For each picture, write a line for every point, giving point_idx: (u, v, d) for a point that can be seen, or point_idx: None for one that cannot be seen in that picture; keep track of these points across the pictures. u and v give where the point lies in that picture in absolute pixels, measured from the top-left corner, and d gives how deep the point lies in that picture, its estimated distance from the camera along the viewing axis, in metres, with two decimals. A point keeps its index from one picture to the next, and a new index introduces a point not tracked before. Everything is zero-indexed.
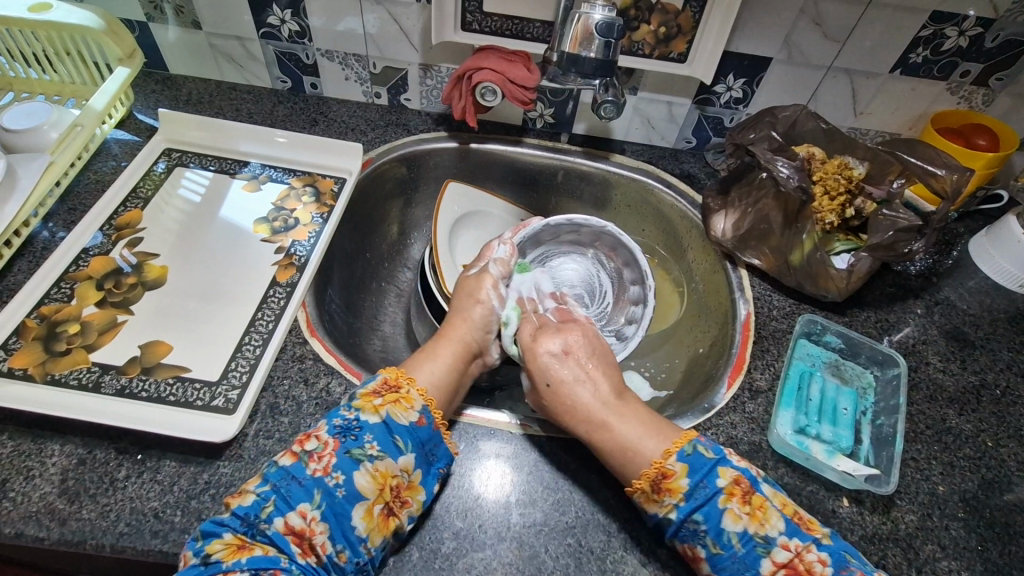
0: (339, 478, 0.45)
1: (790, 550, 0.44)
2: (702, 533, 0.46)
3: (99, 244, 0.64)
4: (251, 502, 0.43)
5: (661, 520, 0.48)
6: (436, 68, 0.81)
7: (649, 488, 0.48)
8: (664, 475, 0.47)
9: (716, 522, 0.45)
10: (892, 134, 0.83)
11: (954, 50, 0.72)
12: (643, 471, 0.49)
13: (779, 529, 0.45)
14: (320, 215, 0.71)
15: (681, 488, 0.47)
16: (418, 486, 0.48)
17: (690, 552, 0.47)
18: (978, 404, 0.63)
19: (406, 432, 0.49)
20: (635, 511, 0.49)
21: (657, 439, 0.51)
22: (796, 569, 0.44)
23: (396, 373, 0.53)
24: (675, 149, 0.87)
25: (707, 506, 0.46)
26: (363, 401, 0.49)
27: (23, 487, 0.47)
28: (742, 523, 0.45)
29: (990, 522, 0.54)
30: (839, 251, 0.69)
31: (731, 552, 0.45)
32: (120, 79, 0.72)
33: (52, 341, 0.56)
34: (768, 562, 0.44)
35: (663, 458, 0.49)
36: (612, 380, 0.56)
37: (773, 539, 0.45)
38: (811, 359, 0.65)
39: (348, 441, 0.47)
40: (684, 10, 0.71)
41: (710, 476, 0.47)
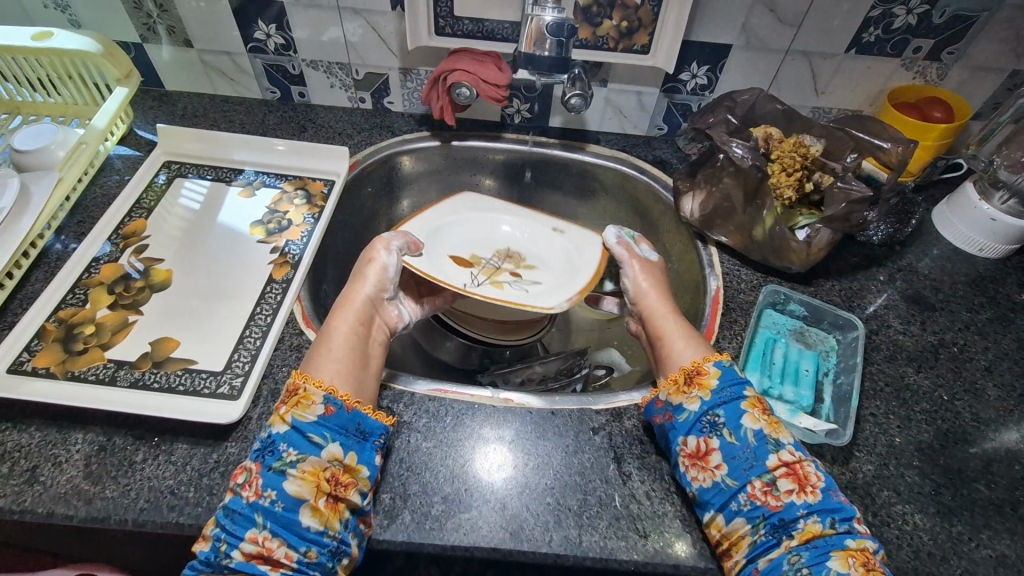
0: (273, 494, 0.46)
1: (794, 455, 0.50)
2: (720, 425, 0.52)
3: (108, 252, 0.69)
4: (207, 547, 0.45)
5: (685, 410, 0.54)
6: (415, 72, 0.85)
7: (683, 382, 0.56)
8: (700, 372, 0.56)
9: (736, 418, 0.52)
10: (855, 112, 0.86)
11: (904, 28, 0.75)
12: (683, 367, 0.57)
13: (788, 440, 0.51)
14: (311, 215, 0.76)
15: (710, 385, 0.55)
16: (355, 466, 0.49)
17: (704, 445, 0.52)
18: (937, 362, 0.67)
19: (316, 427, 0.49)
20: (660, 406, 0.56)
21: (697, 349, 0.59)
22: (795, 471, 0.49)
23: (294, 375, 0.52)
24: (648, 136, 0.92)
25: (731, 405, 0.53)
26: (270, 416, 0.49)
27: (52, 472, 0.52)
28: (759, 424, 0.52)
29: (944, 468, 0.58)
30: (800, 225, 0.73)
31: (744, 443, 0.51)
32: (119, 98, 0.76)
33: (71, 341, 0.61)
34: (774, 458, 0.50)
35: (703, 360, 0.57)
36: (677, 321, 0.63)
37: (783, 444, 0.51)
38: (777, 328, 0.69)
39: (267, 458, 0.47)
40: (643, 4, 0.74)
41: (738, 386, 0.55)
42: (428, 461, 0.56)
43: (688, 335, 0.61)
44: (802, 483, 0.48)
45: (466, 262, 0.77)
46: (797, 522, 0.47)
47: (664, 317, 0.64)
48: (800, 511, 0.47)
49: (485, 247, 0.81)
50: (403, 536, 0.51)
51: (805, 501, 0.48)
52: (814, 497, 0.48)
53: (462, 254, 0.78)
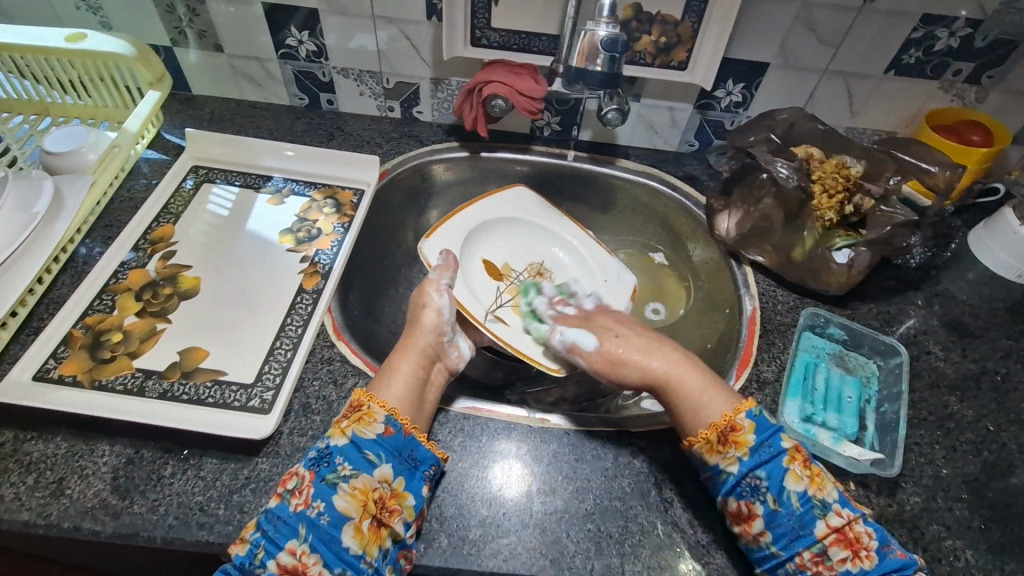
0: (321, 506, 0.47)
1: (843, 517, 0.48)
2: (763, 490, 0.49)
3: (136, 257, 0.68)
4: (245, 550, 0.45)
5: (721, 472, 0.51)
6: (447, 82, 0.84)
7: (715, 440, 0.52)
8: (734, 429, 0.52)
9: (778, 480, 0.49)
10: (889, 133, 0.86)
11: (945, 50, 0.75)
12: (715, 422, 0.52)
13: (835, 497, 0.49)
14: (340, 224, 0.75)
15: (747, 443, 0.51)
16: (404, 493, 0.49)
17: (746, 510, 0.50)
18: (979, 391, 0.66)
19: (374, 445, 0.50)
20: (694, 461, 0.53)
21: (725, 395, 0.54)
22: (846, 535, 0.48)
23: (359, 392, 0.54)
24: (678, 152, 0.91)
25: (772, 463, 0.50)
26: (332, 428, 0.51)
27: (78, 485, 0.51)
28: (802, 484, 0.49)
29: (993, 503, 0.57)
30: (840, 247, 0.70)
31: (789, 509, 0.48)
32: (151, 103, 0.76)
33: (97, 349, 0.59)
34: (824, 525, 0.48)
35: (735, 413, 0.52)
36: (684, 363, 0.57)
37: (829, 504, 0.48)
38: (816, 351, 0.68)
39: (322, 469, 0.49)
40: (683, 21, 0.74)
41: (774, 437, 0.51)
42: (464, 483, 0.54)
43: (710, 379, 0.56)
44: (855, 550, 0.47)
45: (498, 273, 0.78)
46: None
47: (667, 371, 0.57)
48: None
49: (522, 258, 0.82)
50: (439, 560, 0.50)
51: (861, 568, 0.47)
52: (869, 562, 0.47)
53: (495, 261, 0.80)
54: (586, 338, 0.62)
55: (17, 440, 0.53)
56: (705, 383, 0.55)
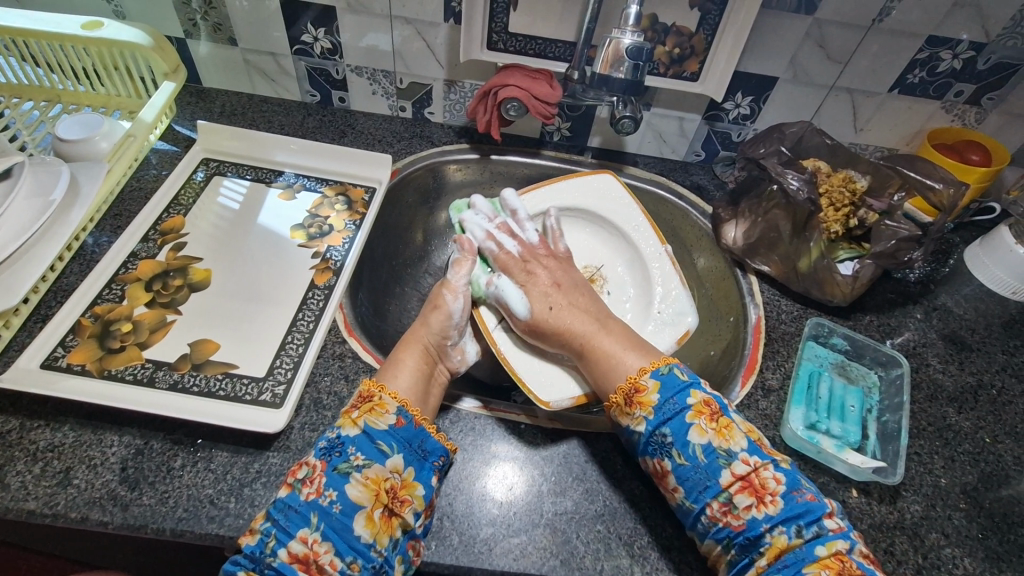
0: (333, 495, 0.47)
1: (749, 465, 0.50)
2: (669, 446, 0.51)
3: (146, 248, 0.68)
4: (256, 540, 0.45)
5: (634, 432, 0.54)
6: (460, 84, 0.85)
7: (624, 403, 0.55)
8: (638, 390, 0.55)
9: (682, 435, 0.51)
10: (891, 150, 0.88)
11: (948, 72, 0.77)
12: (621, 386, 0.56)
13: (741, 446, 0.51)
14: (352, 221, 0.75)
15: (651, 403, 0.54)
16: (413, 483, 0.50)
17: (659, 468, 0.52)
18: (976, 403, 0.67)
19: (387, 435, 0.50)
20: (617, 426, 0.56)
21: (638, 354, 0.59)
22: (752, 482, 0.49)
23: (370, 384, 0.55)
24: (685, 162, 0.92)
25: (676, 420, 0.52)
26: (343, 419, 0.51)
27: (87, 475, 0.50)
28: (707, 437, 0.51)
29: (990, 512, 0.58)
30: (843, 259, 0.73)
31: (694, 463, 0.50)
32: (166, 93, 0.76)
33: (107, 338, 0.59)
34: (728, 473, 0.49)
35: (639, 375, 0.56)
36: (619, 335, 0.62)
37: (735, 453, 0.50)
38: (819, 360, 0.69)
39: (334, 458, 0.48)
40: (698, 33, 0.75)
41: (680, 395, 0.54)
42: (475, 482, 0.55)
43: (626, 343, 0.61)
44: (759, 495, 0.48)
45: None
46: (764, 538, 0.47)
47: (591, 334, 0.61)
48: (764, 526, 0.47)
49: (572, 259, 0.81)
50: (450, 558, 0.50)
51: (767, 514, 0.48)
52: (774, 508, 0.48)
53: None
54: (516, 301, 0.62)
55: (23, 428, 0.52)
56: (622, 346, 0.60)
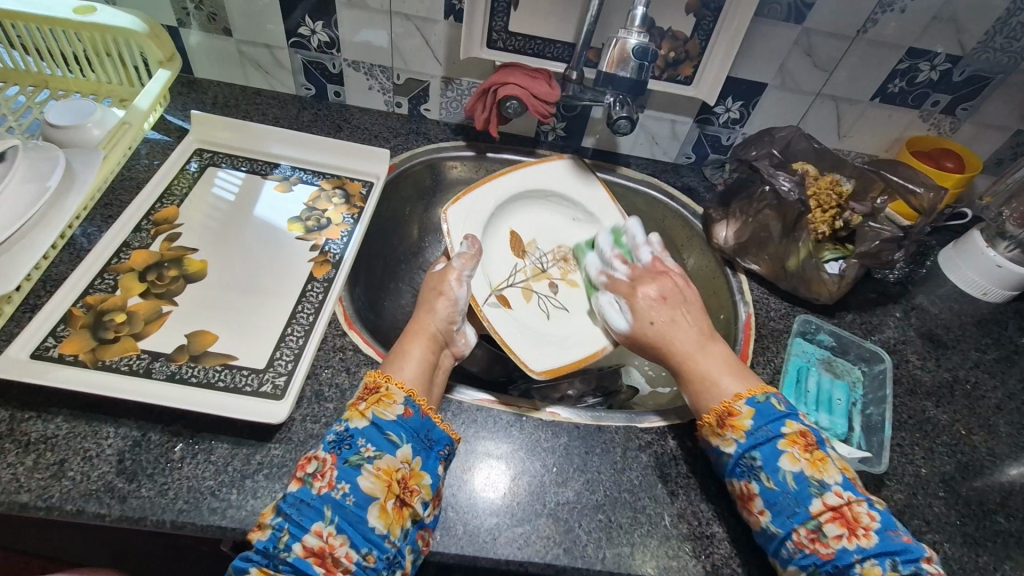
0: (346, 488, 0.47)
1: (842, 497, 0.48)
2: (759, 470, 0.51)
3: (139, 238, 0.66)
4: (269, 535, 0.45)
5: (722, 453, 0.54)
6: (458, 82, 0.85)
7: (716, 423, 0.55)
8: (731, 413, 0.54)
9: (773, 461, 0.51)
10: (871, 156, 0.91)
11: (926, 82, 0.80)
12: (714, 408, 0.55)
13: (836, 479, 0.50)
14: (350, 215, 0.75)
15: (743, 426, 0.53)
16: (422, 472, 0.50)
17: (746, 489, 0.52)
18: (952, 397, 0.71)
19: (395, 426, 0.50)
20: (709, 447, 0.56)
21: (734, 378, 0.57)
22: (844, 514, 0.48)
23: (375, 375, 0.55)
24: (676, 164, 0.94)
25: (768, 446, 0.51)
26: (350, 411, 0.51)
27: (82, 467, 0.49)
28: (800, 465, 0.50)
29: (967, 500, 0.61)
30: (830, 259, 0.75)
31: (784, 488, 0.50)
32: (162, 82, 0.74)
33: (100, 329, 0.58)
34: (819, 502, 0.48)
35: (735, 400, 0.55)
36: (716, 357, 0.60)
37: (828, 484, 0.49)
38: (806, 356, 0.72)
39: (344, 451, 0.48)
40: (692, 38, 0.77)
41: (776, 423, 0.53)
42: (478, 473, 0.55)
43: (725, 364, 0.59)
44: (851, 527, 0.47)
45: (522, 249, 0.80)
46: (853, 568, 0.46)
47: (694, 351, 0.60)
48: (854, 557, 0.46)
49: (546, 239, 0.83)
50: (455, 548, 0.50)
51: (858, 545, 0.46)
52: (868, 541, 0.46)
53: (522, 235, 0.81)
54: (618, 319, 0.67)
55: (14, 420, 0.51)
56: (721, 367, 0.59)
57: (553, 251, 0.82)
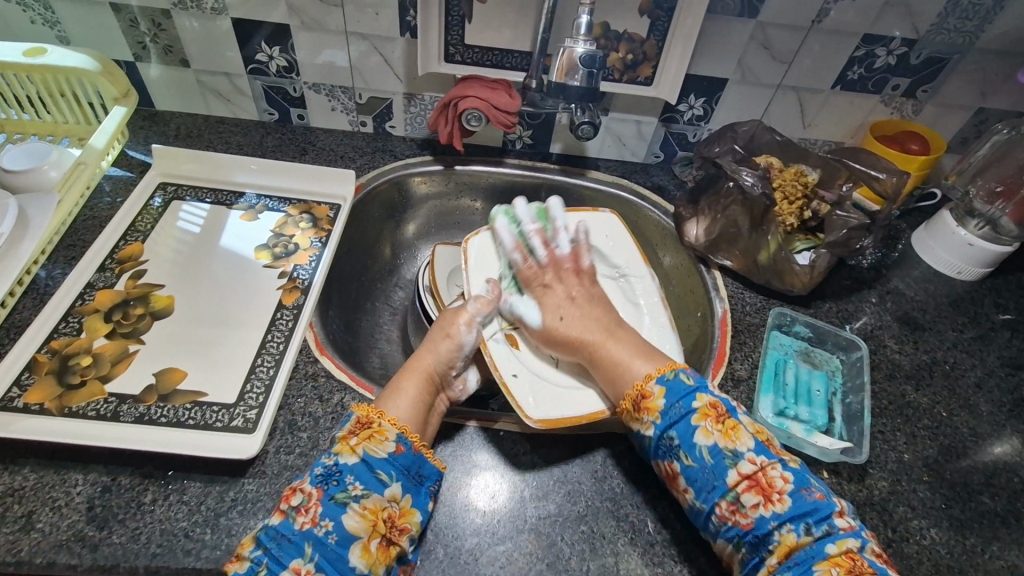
0: (329, 525, 0.46)
1: (754, 464, 0.49)
2: (676, 448, 0.52)
3: (103, 278, 0.66)
4: (245, 568, 0.44)
5: (644, 437, 0.54)
6: (420, 97, 0.85)
7: (631, 408, 0.56)
8: (645, 396, 0.55)
9: (690, 437, 0.51)
10: (838, 143, 0.92)
11: (884, 67, 0.81)
12: (629, 393, 0.56)
13: (748, 446, 0.50)
14: (318, 239, 0.75)
15: (657, 407, 0.54)
16: (411, 510, 0.49)
17: (669, 470, 0.52)
18: (932, 379, 0.71)
19: (386, 464, 0.50)
20: (629, 434, 0.56)
21: (646, 362, 0.58)
22: (759, 481, 0.49)
23: (369, 410, 0.54)
24: (645, 163, 0.94)
25: (682, 424, 0.52)
26: (341, 444, 0.50)
27: (51, 518, 0.48)
28: (713, 438, 0.51)
29: (951, 482, 0.61)
30: (801, 250, 0.76)
31: (702, 464, 0.50)
32: (117, 118, 0.74)
33: (66, 374, 0.57)
34: (734, 473, 0.49)
35: (646, 381, 0.56)
36: (631, 343, 0.61)
37: (741, 453, 0.50)
38: (784, 348, 0.72)
39: (331, 487, 0.48)
40: (649, 39, 0.77)
41: (687, 398, 0.53)
42: (457, 494, 0.55)
43: (635, 350, 0.60)
44: (767, 494, 0.48)
45: None
46: (772, 536, 0.47)
47: (610, 343, 0.60)
48: (771, 525, 0.47)
49: None
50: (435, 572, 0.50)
51: (774, 512, 0.47)
52: (782, 505, 0.47)
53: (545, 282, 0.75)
54: (530, 313, 0.66)
55: None
56: (632, 352, 0.60)
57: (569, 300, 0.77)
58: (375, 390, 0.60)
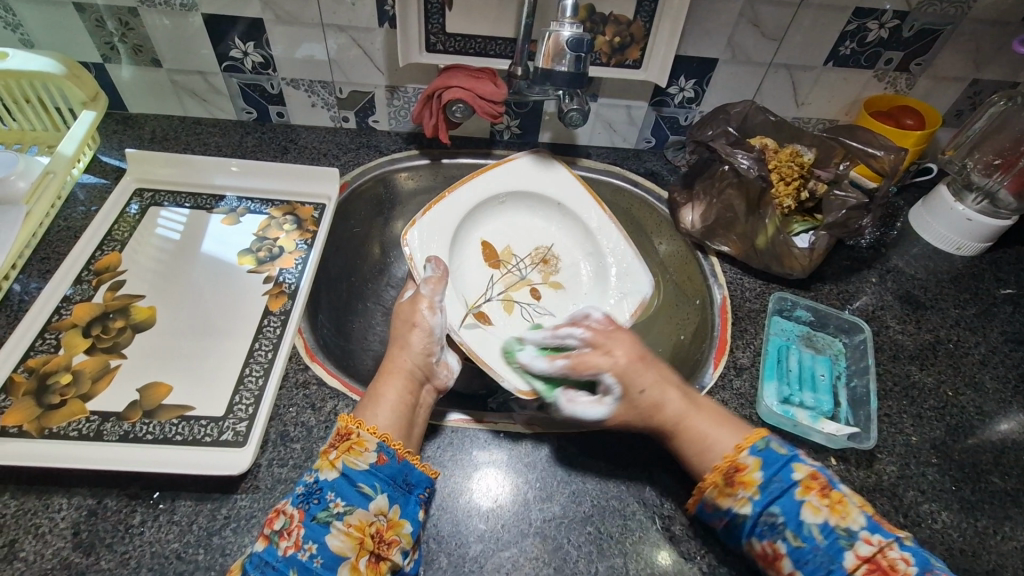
0: (313, 548, 0.44)
1: (873, 544, 0.45)
2: (781, 527, 0.47)
3: (79, 291, 0.63)
4: None
5: (736, 515, 0.49)
6: (403, 89, 0.82)
7: (723, 482, 0.50)
8: (738, 468, 0.50)
9: (795, 514, 0.47)
10: (832, 121, 0.90)
11: (877, 41, 0.79)
12: (717, 466, 0.51)
13: (861, 523, 0.46)
14: (303, 241, 0.72)
15: (754, 481, 0.49)
16: (400, 521, 0.47)
17: (770, 550, 0.47)
18: (936, 359, 0.70)
19: (366, 476, 0.48)
20: (711, 510, 0.51)
21: (731, 430, 0.53)
22: (879, 563, 0.44)
23: (346, 420, 0.52)
24: (637, 149, 0.92)
25: (785, 498, 0.48)
26: (320, 461, 0.49)
27: (35, 546, 0.46)
28: (822, 515, 0.46)
29: (960, 463, 0.60)
30: (799, 232, 0.74)
31: (813, 544, 0.46)
32: (86, 123, 0.71)
33: (44, 394, 0.54)
34: (852, 555, 0.45)
35: (737, 451, 0.51)
36: (705, 408, 0.55)
37: (856, 532, 0.46)
38: (786, 334, 0.71)
39: (312, 506, 0.46)
40: (636, 20, 0.75)
41: (784, 470, 0.49)
42: (448, 500, 0.53)
43: (714, 416, 0.54)
44: None
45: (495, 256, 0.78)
46: None
47: (688, 412, 0.54)
48: None
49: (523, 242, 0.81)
50: None
51: None
52: None
53: (495, 244, 0.79)
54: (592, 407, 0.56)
55: None
56: (714, 419, 0.54)
57: (531, 254, 0.80)
58: None
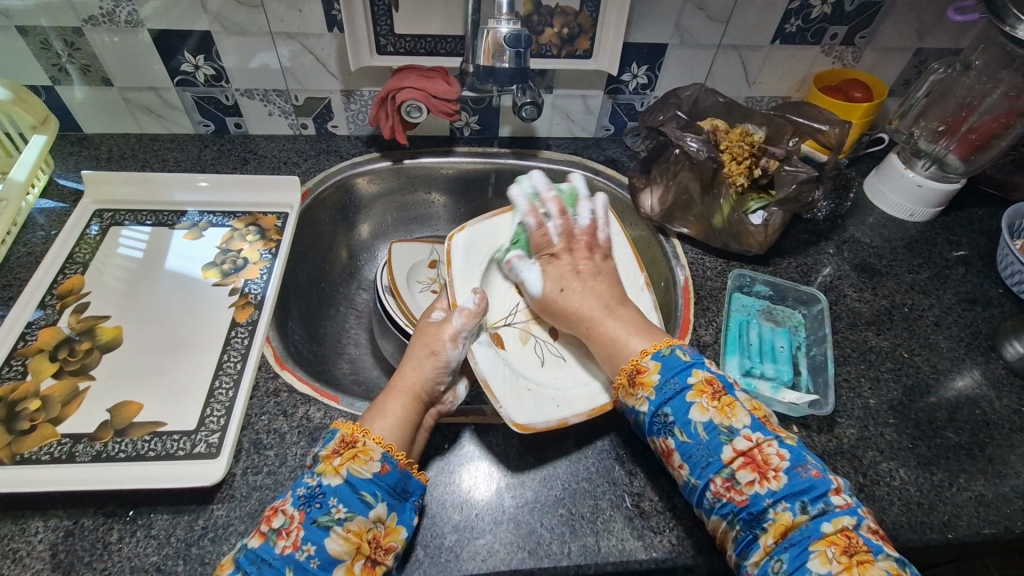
0: (311, 550, 0.45)
1: (751, 441, 0.48)
2: (671, 425, 0.51)
3: (43, 316, 0.63)
4: None
5: (637, 413, 0.53)
6: (358, 93, 0.83)
7: (627, 383, 0.54)
8: (640, 370, 0.54)
9: (683, 414, 0.50)
10: (784, 98, 0.92)
11: (820, 17, 0.81)
12: (624, 368, 0.55)
13: (745, 422, 0.49)
14: (268, 250, 0.73)
15: (652, 382, 0.53)
16: (397, 528, 0.49)
17: (664, 446, 0.51)
18: (892, 323, 0.72)
19: (370, 484, 0.48)
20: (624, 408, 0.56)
21: (644, 339, 0.57)
22: (754, 457, 0.48)
23: (353, 428, 0.52)
24: (597, 138, 0.94)
25: (676, 399, 0.51)
26: (323, 464, 0.49)
27: (13, 570, 0.47)
28: (709, 415, 0.50)
29: (916, 422, 0.63)
30: (755, 210, 0.76)
31: (697, 440, 0.49)
32: (38, 147, 0.72)
33: (14, 421, 0.55)
34: (728, 449, 0.48)
35: (640, 357, 0.55)
36: (628, 320, 0.59)
37: (737, 430, 0.49)
38: (747, 309, 0.72)
39: (313, 510, 0.47)
40: (582, 11, 0.76)
41: (682, 373, 0.52)
42: (435, 491, 0.54)
43: (632, 325, 0.58)
44: (762, 471, 0.47)
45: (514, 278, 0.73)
46: (768, 514, 0.46)
47: (613, 325, 0.58)
48: (767, 502, 0.46)
49: None
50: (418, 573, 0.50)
51: (769, 489, 0.46)
52: (777, 482, 0.46)
53: None
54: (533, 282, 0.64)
55: None
56: (627, 329, 0.58)
57: None
58: (341, 399, 0.59)
